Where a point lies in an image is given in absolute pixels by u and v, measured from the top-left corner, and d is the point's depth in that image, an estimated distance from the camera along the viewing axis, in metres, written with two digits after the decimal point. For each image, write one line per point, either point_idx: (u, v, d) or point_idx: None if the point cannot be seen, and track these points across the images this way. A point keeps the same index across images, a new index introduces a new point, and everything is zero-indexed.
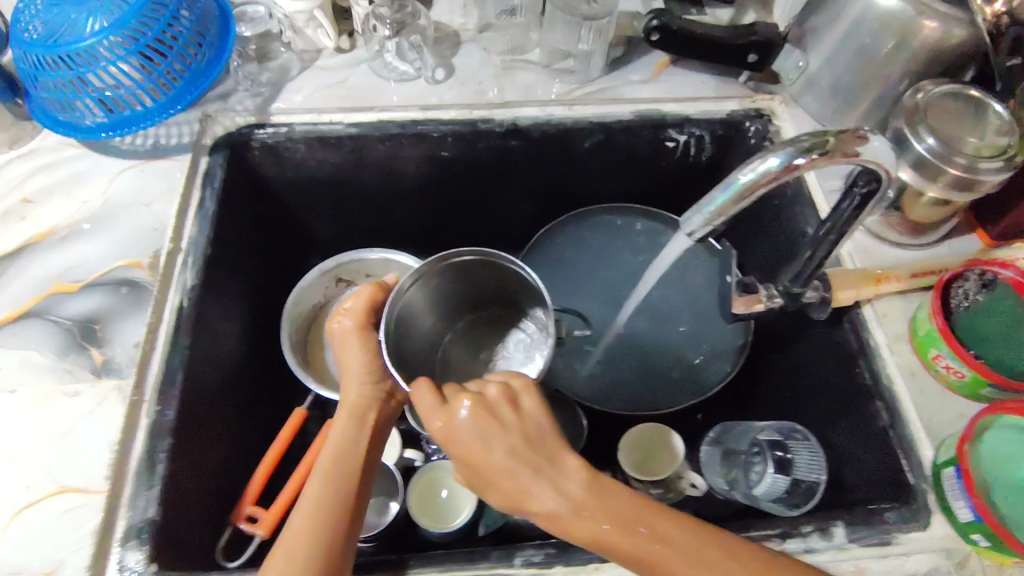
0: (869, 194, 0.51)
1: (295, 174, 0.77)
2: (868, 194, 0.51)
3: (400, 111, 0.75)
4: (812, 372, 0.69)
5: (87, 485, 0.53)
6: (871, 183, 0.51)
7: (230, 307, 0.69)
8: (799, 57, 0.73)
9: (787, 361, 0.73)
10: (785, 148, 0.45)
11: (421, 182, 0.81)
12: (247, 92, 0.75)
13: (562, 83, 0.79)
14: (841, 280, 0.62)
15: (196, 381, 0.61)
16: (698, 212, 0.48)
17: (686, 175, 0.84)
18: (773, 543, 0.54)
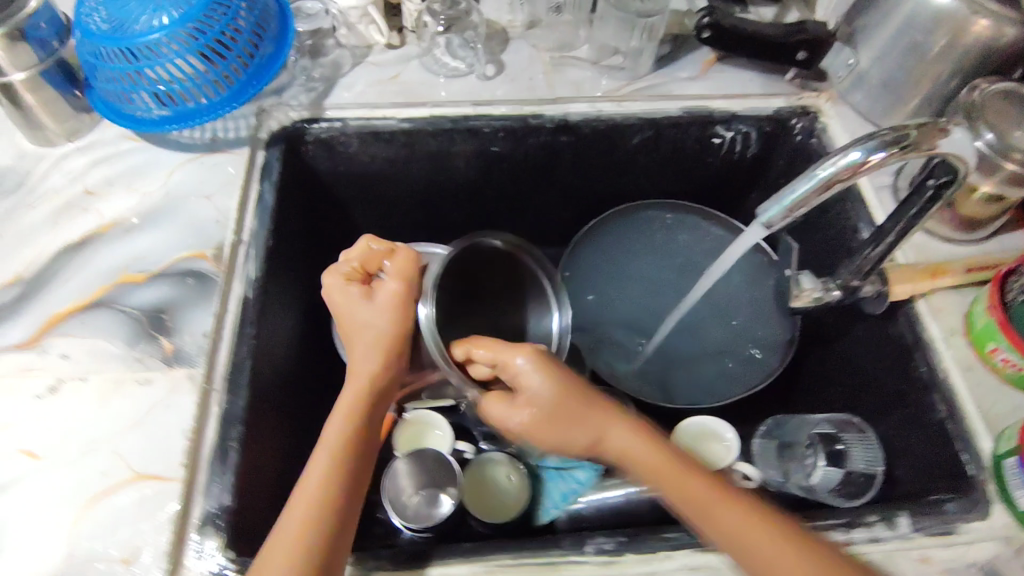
0: (942, 186, 0.53)
1: (347, 169, 0.77)
2: (940, 188, 0.53)
3: (452, 106, 0.76)
4: (863, 367, 0.70)
5: (163, 472, 0.53)
6: (948, 176, 0.52)
7: (288, 299, 0.70)
8: (849, 55, 0.74)
9: (835, 356, 0.74)
10: (864, 141, 0.46)
11: (469, 177, 0.81)
12: (302, 87, 0.76)
13: (610, 79, 0.79)
14: (898, 274, 0.63)
15: (261, 371, 0.61)
16: (776, 203, 0.49)
17: (730, 172, 0.84)
18: (839, 533, 0.55)
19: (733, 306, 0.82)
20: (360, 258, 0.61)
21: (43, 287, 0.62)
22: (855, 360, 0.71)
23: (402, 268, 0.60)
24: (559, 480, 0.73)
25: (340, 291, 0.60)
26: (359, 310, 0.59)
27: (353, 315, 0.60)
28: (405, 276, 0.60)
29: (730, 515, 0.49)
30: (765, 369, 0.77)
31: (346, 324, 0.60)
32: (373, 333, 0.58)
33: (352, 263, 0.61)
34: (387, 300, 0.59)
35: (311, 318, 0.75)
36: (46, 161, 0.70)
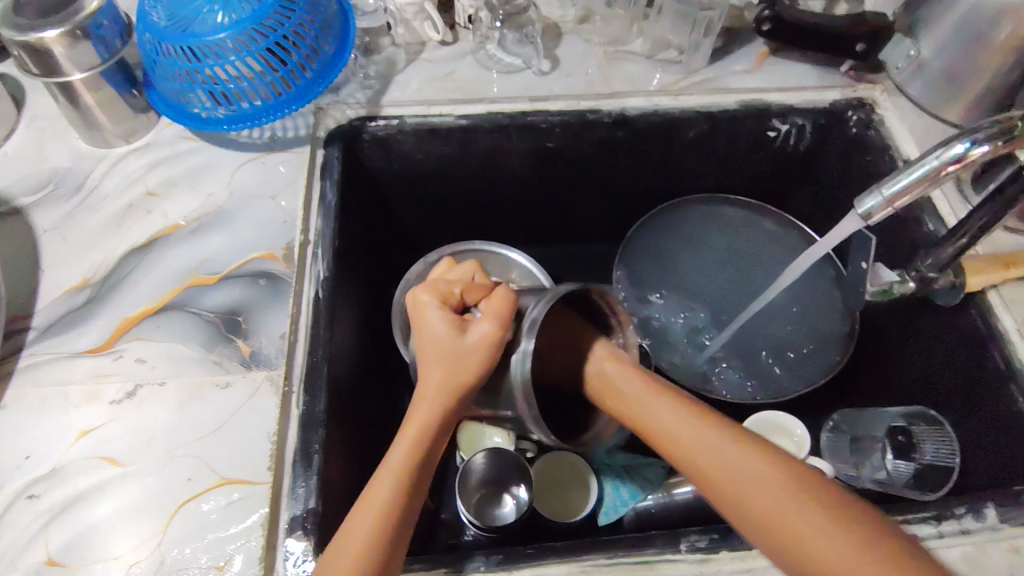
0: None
1: (403, 167, 0.77)
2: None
3: (510, 102, 0.75)
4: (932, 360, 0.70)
5: (249, 476, 0.52)
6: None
7: (353, 300, 0.69)
8: (911, 45, 0.74)
9: (895, 350, 0.74)
10: (971, 133, 0.46)
11: (523, 174, 0.81)
12: (358, 85, 0.75)
13: (665, 73, 0.79)
14: (973, 266, 0.62)
15: (335, 372, 0.60)
16: (874, 194, 0.49)
17: (782, 166, 0.84)
18: (930, 526, 0.55)
19: (790, 301, 0.82)
20: (462, 286, 0.57)
21: (112, 290, 0.61)
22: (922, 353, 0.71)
23: (500, 308, 0.51)
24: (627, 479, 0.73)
25: (430, 317, 0.54)
26: (442, 343, 0.52)
27: (434, 344, 0.52)
28: (500, 316, 0.51)
29: (770, 499, 0.42)
30: (827, 364, 0.76)
31: (425, 351, 0.53)
32: (452, 364, 0.51)
33: (451, 288, 0.56)
34: (477, 339, 0.51)
35: (372, 319, 0.75)
36: (104, 163, 0.69)
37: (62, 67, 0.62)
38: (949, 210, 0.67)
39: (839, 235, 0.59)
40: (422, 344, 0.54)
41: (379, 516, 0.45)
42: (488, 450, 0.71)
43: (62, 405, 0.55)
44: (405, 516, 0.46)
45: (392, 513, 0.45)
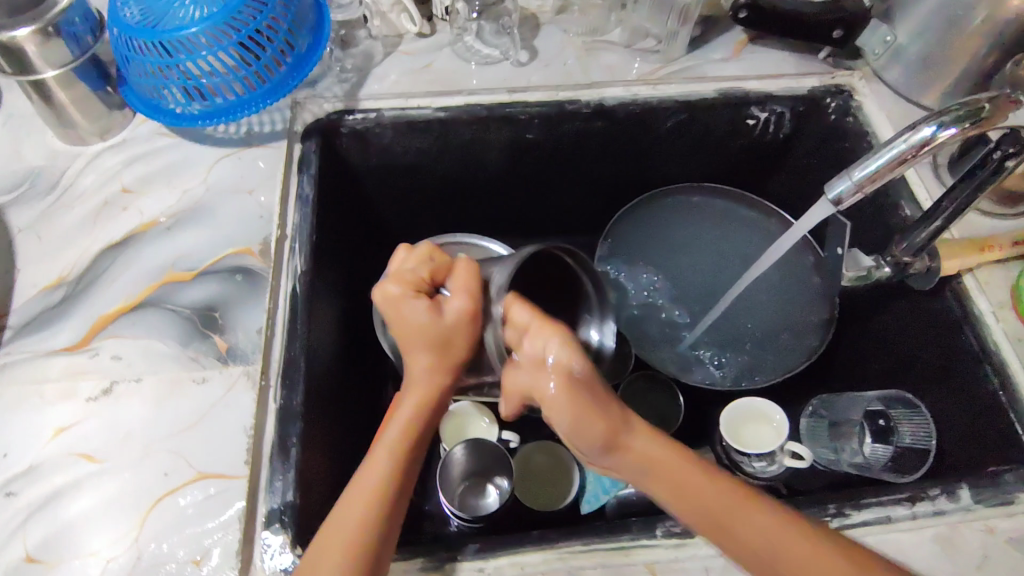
0: (1000, 164, 0.53)
1: (382, 161, 0.77)
2: (1004, 162, 0.53)
3: (488, 94, 0.75)
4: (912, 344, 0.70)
5: (226, 470, 0.52)
6: (1015, 149, 0.52)
7: (331, 294, 0.69)
8: (887, 31, 0.74)
9: (871, 335, 0.75)
10: (935, 117, 0.46)
11: (503, 165, 0.81)
12: (336, 78, 0.75)
13: (644, 63, 0.79)
14: (948, 249, 0.63)
15: (313, 365, 0.60)
16: (843, 180, 0.49)
17: (762, 154, 0.84)
18: (904, 507, 0.55)
19: (772, 288, 0.82)
20: (427, 268, 0.52)
21: (88, 288, 0.61)
22: (902, 338, 0.71)
23: (468, 282, 0.50)
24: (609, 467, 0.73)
25: (402, 304, 0.51)
26: (420, 331, 0.50)
27: (411, 329, 0.51)
28: (471, 289, 0.50)
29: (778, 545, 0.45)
30: (806, 351, 0.77)
31: (405, 336, 0.52)
32: (439, 348, 0.51)
33: (418, 273, 0.52)
34: (455, 318, 0.50)
35: (353, 313, 0.75)
36: (80, 161, 0.69)
37: (33, 65, 0.62)
38: (925, 194, 0.67)
39: (812, 221, 0.59)
40: (399, 330, 0.52)
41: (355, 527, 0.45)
42: (464, 442, 0.72)
43: (39, 403, 0.55)
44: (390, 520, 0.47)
45: (371, 527, 0.46)
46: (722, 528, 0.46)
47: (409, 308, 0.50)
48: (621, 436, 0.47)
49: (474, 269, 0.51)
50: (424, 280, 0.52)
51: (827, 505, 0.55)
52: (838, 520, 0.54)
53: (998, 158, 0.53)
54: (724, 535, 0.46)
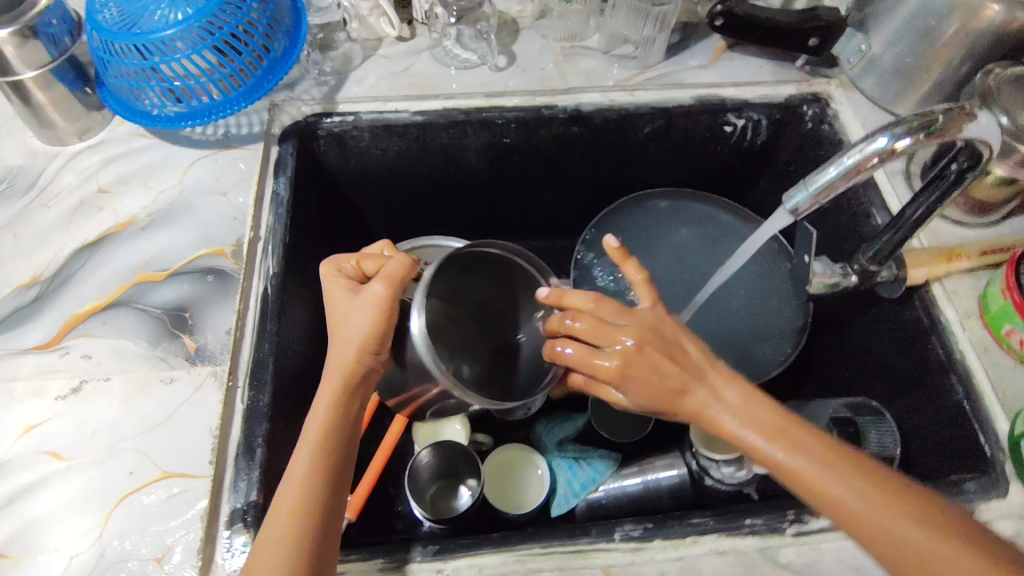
0: (959, 176, 0.53)
1: (360, 164, 0.77)
2: (964, 173, 0.52)
3: (465, 98, 0.76)
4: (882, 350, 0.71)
5: (192, 470, 0.53)
6: (971, 162, 0.52)
7: (304, 295, 0.70)
8: (862, 40, 0.74)
9: (845, 343, 0.76)
10: (891, 128, 0.46)
11: (481, 169, 0.81)
12: (314, 81, 0.75)
13: (622, 69, 0.79)
14: (914, 257, 0.64)
15: (282, 365, 0.61)
16: (801, 189, 0.49)
17: (739, 160, 0.85)
18: None
19: (745, 296, 0.83)
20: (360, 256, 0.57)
21: (62, 286, 0.62)
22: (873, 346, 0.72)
23: (392, 270, 0.53)
24: (577, 470, 0.73)
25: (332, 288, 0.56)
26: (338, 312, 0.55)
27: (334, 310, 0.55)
28: (392, 278, 0.52)
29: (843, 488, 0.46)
30: (779, 355, 0.77)
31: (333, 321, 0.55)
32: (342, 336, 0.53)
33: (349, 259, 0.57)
34: (368, 301, 0.52)
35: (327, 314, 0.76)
36: (58, 161, 0.70)
37: (11, 65, 0.62)
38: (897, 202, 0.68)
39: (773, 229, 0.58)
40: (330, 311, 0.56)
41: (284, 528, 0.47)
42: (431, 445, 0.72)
43: (9, 400, 0.56)
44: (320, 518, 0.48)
45: (305, 521, 0.47)
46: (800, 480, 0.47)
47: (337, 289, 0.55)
48: (689, 400, 0.51)
49: (409, 261, 0.53)
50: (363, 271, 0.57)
51: (787, 510, 0.54)
52: (796, 526, 0.53)
53: (956, 169, 0.53)
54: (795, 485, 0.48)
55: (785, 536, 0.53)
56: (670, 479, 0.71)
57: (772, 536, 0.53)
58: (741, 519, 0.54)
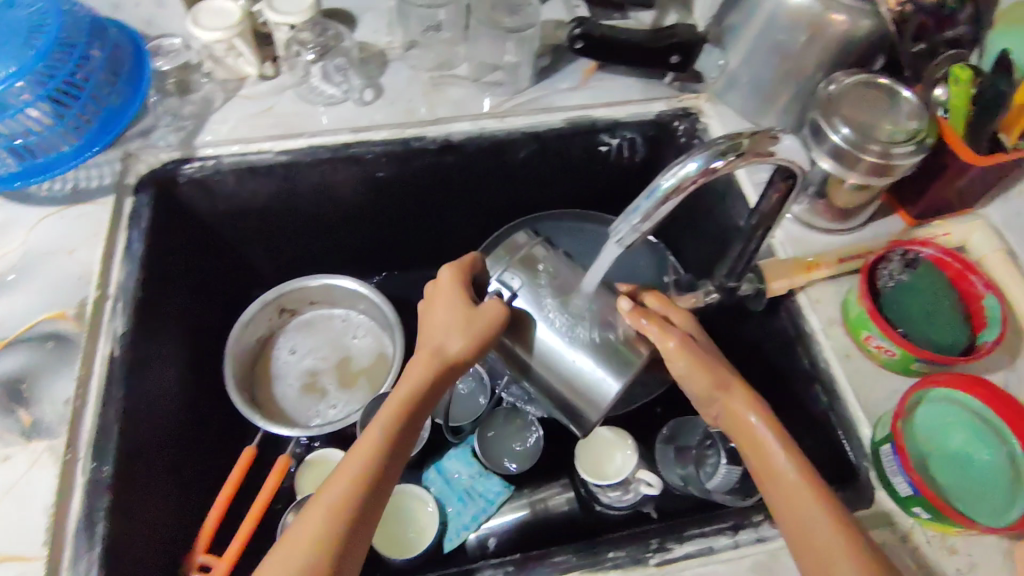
0: (787, 190, 0.55)
1: (227, 207, 0.75)
2: (782, 192, 0.55)
3: (331, 135, 0.74)
4: (772, 360, 0.71)
5: (23, 553, 0.50)
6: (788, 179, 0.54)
7: (165, 352, 0.68)
8: (721, 55, 0.76)
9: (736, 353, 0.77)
10: (702, 152, 0.46)
11: (357, 204, 0.79)
12: (170, 127, 0.73)
13: (492, 96, 0.79)
14: (773, 271, 0.66)
15: (131, 430, 0.59)
16: (624, 221, 0.49)
17: (622, 177, 0.85)
18: (726, 537, 0.54)
19: None
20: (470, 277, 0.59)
21: None
22: (767, 354, 0.72)
23: (458, 282, 0.58)
24: (468, 502, 0.71)
25: (448, 289, 0.58)
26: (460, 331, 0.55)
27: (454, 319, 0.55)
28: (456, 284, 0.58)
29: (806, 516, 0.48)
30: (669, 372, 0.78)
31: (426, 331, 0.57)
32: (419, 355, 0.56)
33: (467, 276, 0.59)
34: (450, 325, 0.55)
35: (197, 367, 0.74)
36: None
37: None
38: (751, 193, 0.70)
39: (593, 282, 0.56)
40: (429, 322, 0.57)
41: (314, 543, 0.46)
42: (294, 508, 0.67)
43: None
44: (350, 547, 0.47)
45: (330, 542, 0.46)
46: (790, 509, 0.49)
47: (455, 300, 0.57)
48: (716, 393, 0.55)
49: (497, 303, 0.55)
50: (467, 279, 0.59)
51: (650, 540, 0.55)
52: (658, 555, 0.54)
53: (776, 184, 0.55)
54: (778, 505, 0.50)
55: (648, 567, 0.54)
56: (560, 507, 0.71)
57: (634, 567, 0.53)
58: (604, 553, 0.54)
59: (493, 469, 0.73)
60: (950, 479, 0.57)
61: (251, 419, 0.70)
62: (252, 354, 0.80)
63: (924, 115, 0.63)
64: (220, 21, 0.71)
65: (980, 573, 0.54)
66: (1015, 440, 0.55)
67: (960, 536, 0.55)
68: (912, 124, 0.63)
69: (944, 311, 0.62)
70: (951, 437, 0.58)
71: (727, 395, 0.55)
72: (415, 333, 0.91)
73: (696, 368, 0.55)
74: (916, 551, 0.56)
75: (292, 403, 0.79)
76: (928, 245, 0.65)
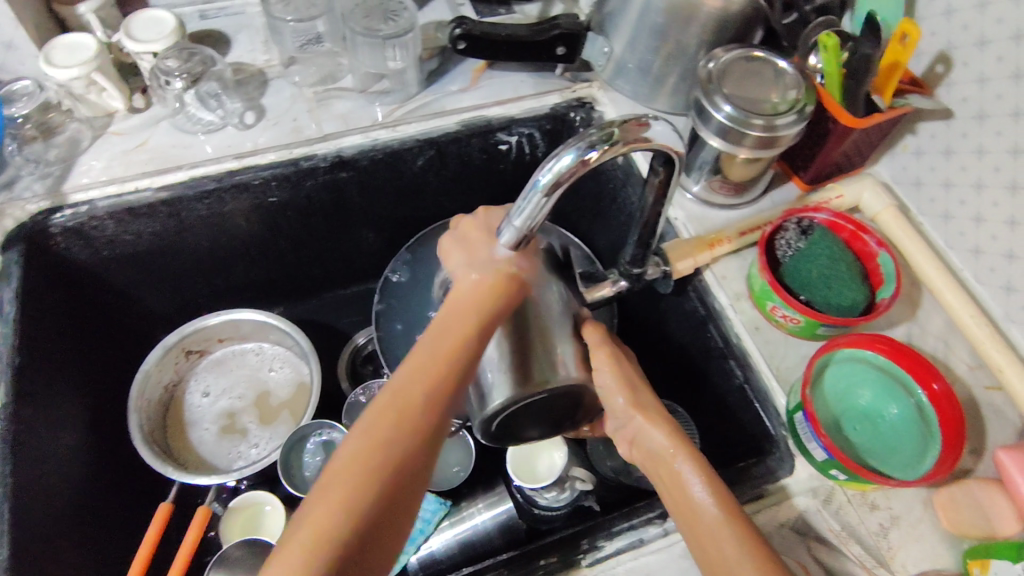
0: (665, 176, 0.55)
1: (111, 252, 0.70)
2: (663, 176, 0.55)
3: (214, 164, 0.70)
4: (689, 338, 0.72)
5: None
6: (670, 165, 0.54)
7: (55, 417, 0.63)
8: (603, 43, 0.74)
9: (660, 336, 0.78)
10: (575, 143, 0.45)
11: (253, 232, 0.76)
12: (34, 175, 0.68)
13: (381, 106, 0.76)
14: (677, 252, 0.66)
15: (25, 506, 0.56)
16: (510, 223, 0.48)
17: (527, 174, 0.84)
18: (654, 527, 0.54)
19: None
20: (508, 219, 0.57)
21: None
22: (683, 333, 0.73)
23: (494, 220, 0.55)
24: None
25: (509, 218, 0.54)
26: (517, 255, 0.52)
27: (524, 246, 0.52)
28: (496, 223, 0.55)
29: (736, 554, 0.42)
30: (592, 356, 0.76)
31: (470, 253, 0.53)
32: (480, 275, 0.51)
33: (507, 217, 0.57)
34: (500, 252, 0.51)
35: (96, 426, 0.70)
36: None
37: None
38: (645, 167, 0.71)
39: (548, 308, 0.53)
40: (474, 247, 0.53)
41: (385, 438, 0.41)
42: (216, 565, 0.63)
43: None
44: (422, 453, 0.42)
45: (401, 437, 0.41)
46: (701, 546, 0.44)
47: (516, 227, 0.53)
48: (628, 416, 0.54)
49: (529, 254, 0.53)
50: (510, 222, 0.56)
51: (580, 541, 0.54)
52: (590, 555, 0.53)
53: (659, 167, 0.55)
54: (693, 534, 0.45)
55: (580, 569, 0.53)
56: (497, 517, 0.70)
57: (567, 571, 0.53)
58: (535, 561, 0.53)
59: (427, 487, 0.71)
60: (861, 438, 0.59)
61: (163, 472, 0.66)
62: (162, 402, 0.76)
63: (802, 84, 0.64)
64: (74, 57, 0.67)
65: (901, 524, 0.56)
66: (919, 389, 0.56)
67: (878, 491, 0.57)
68: (791, 93, 0.64)
69: (841, 269, 0.62)
70: (857, 396, 0.60)
71: (648, 407, 0.53)
72: (337, 356, 0.88)
73: (628, 386, 0.54)
74: (839, 512, 0.57)
75: (210, 448, 0.75)
76: (820, 211, 0.66)
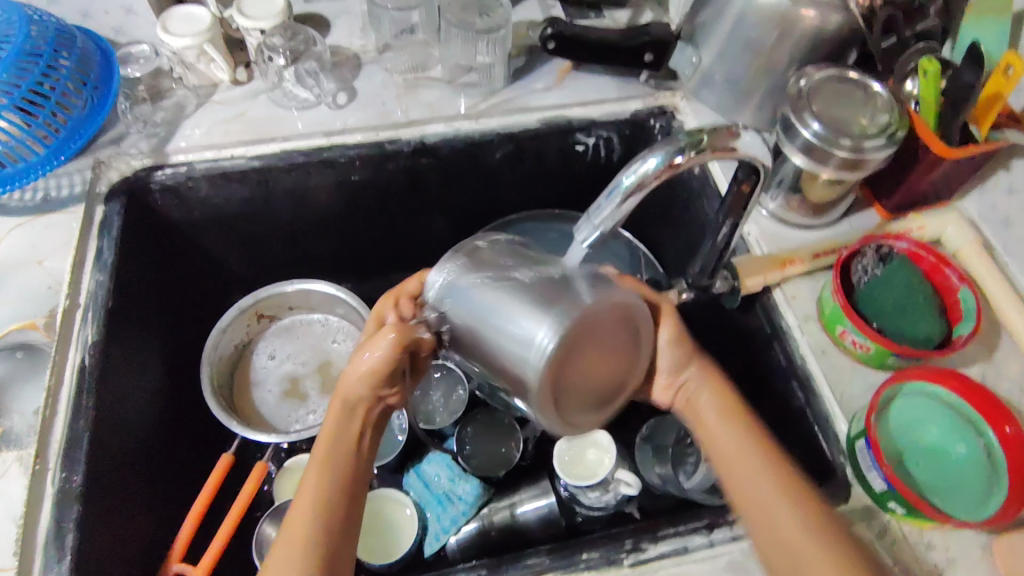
0: (750, 184, 0.56)
1: (202, 214, 0.75)
2: (747, 184, 0.56)
3: (305, 139, 0.73)
4: (753, 355, 0.71)
5: None
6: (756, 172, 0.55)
7: (136, 361, 0.67)
8: (692, 53, 0.74)
9: (724, 350, 0.77)
10: (663, 147, 0.46)
11: (333, 207, 0.79)
12: (141, 134, 0.72)
13: (467, 97, 0.78)
14: (748, 267, 0.65)
15: (102, 439, 0.59)
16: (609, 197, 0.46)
17: (601, 176, 0.84)
18: (701, 536, 0.54)
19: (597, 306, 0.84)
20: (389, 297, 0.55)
21: None
22: (748, 349, 0.72)
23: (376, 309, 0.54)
24: (447, 505, 0.70)
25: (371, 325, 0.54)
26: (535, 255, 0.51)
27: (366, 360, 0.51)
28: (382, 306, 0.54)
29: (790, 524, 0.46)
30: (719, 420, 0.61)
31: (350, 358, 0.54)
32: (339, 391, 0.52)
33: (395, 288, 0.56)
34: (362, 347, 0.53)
35: (170, 375, 0.74)
36: None
37: None
38: (722, 179, 0.71)
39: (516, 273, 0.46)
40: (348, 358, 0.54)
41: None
42: (270, 517, 0.67)
43: None
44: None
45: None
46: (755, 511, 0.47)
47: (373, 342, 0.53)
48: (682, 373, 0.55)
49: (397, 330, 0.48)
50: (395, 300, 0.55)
51: (624, 540, 0.54)
52: (633, 555, 0.54)
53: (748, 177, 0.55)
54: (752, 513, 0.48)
55: (622, 567, 0.53)
56: (538, 510, 0.70)
57: (608, 568, 0.53)
58: (577, 555, 0.54)
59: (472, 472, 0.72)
60: (923, 473, 0.57)
61: (228, 426, 0.69)
62: (230, 361, 0.80)
63: (896, 109, 0.63)
64: (189, 27, 0.71)
65: (957, 567, 0.54)
66: (990, 430, 0.54)
67: (937, 531, 0.55)
68: (883, 118, 0.62)
69: (919, 300, 0.61)
70: (926, 431, 0.58)
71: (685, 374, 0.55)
72: None
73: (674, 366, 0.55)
74: (893, 547, 0.55)
75: (271, 409, 0.78)
76: (903, 239, 0.64)
